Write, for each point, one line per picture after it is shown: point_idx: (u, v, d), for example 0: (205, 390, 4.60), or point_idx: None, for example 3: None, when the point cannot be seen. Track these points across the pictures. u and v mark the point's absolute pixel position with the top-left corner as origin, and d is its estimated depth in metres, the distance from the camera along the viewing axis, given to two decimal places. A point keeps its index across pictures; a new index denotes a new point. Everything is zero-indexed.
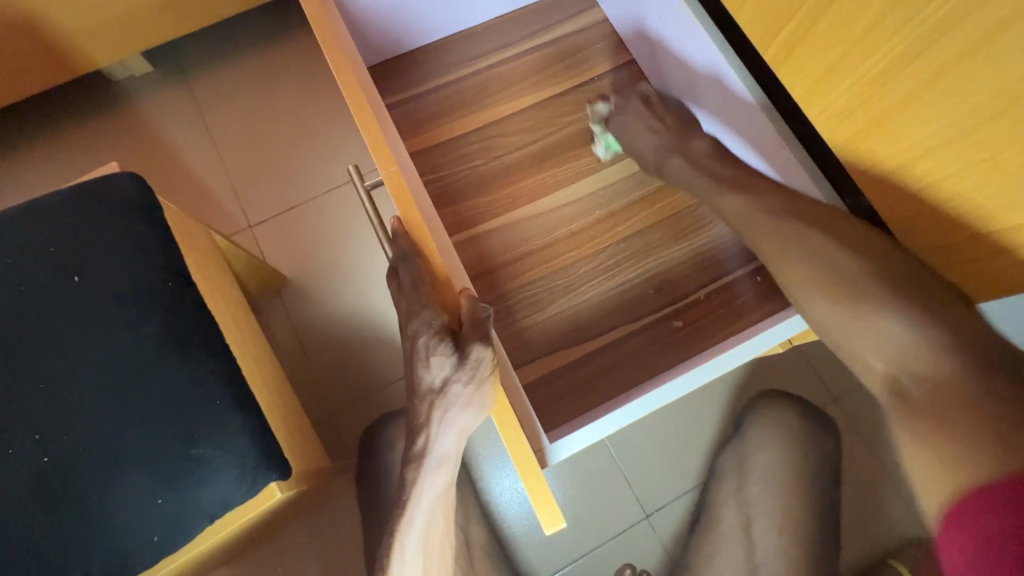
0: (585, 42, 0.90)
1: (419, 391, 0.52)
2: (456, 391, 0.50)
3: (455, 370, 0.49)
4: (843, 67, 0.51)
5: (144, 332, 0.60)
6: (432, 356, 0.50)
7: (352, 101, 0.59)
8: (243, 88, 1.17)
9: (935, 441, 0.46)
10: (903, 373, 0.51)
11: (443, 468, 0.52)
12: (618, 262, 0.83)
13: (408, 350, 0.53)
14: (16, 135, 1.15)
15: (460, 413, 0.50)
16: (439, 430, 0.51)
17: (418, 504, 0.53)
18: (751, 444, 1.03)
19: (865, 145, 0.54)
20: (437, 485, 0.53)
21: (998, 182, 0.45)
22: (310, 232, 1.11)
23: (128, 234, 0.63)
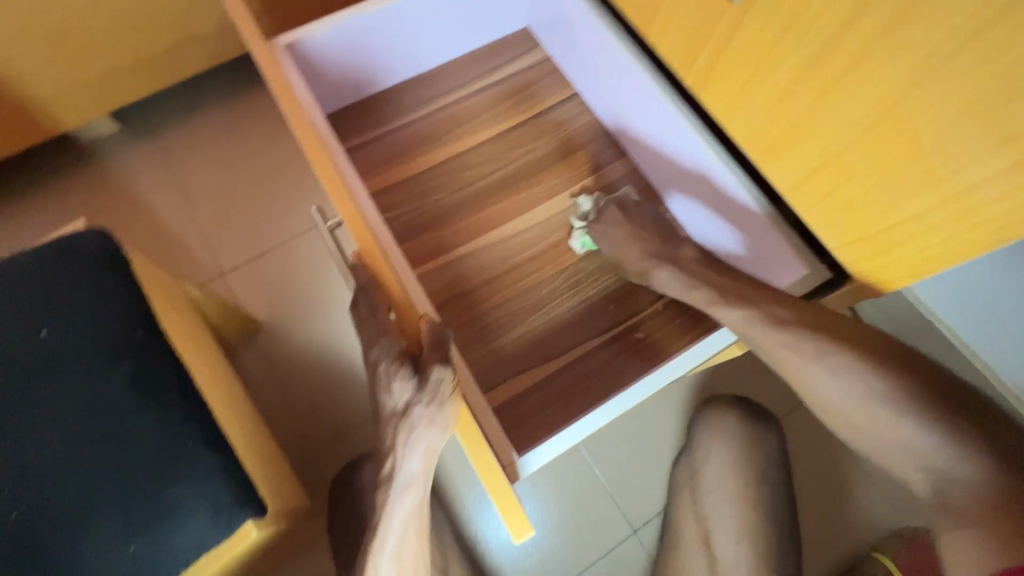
0: (534, 78, 0.97)
1: (386, 415, 0.54)
2: (418, 413, 0.51)
3: (416, 392, 0.52)
4: (751, 88, 0.57)
5: (115, 379, 0.61)
6: (394, 381, 0.53)
7: (310, 147, 0.64)
8: (211, 141, 1.21)
9: (980, 544, 0.49)
10: (943, 480, 0.54)
11: (413, 488, 0.54)
12: (578, 281, 0.87)
13: (374, 377, 0.56)
14: None
15: (421, 433, 0.52)
16: (405, 452, 0.53)
17: (390, 524, 0.55)
18: (700, 455, 1.03)
19: (779, 157, 0.59)
20: (408, 506, 0.55)
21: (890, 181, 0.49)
22: (282, 274, 1.13)
23: (97, 286, 0.65)
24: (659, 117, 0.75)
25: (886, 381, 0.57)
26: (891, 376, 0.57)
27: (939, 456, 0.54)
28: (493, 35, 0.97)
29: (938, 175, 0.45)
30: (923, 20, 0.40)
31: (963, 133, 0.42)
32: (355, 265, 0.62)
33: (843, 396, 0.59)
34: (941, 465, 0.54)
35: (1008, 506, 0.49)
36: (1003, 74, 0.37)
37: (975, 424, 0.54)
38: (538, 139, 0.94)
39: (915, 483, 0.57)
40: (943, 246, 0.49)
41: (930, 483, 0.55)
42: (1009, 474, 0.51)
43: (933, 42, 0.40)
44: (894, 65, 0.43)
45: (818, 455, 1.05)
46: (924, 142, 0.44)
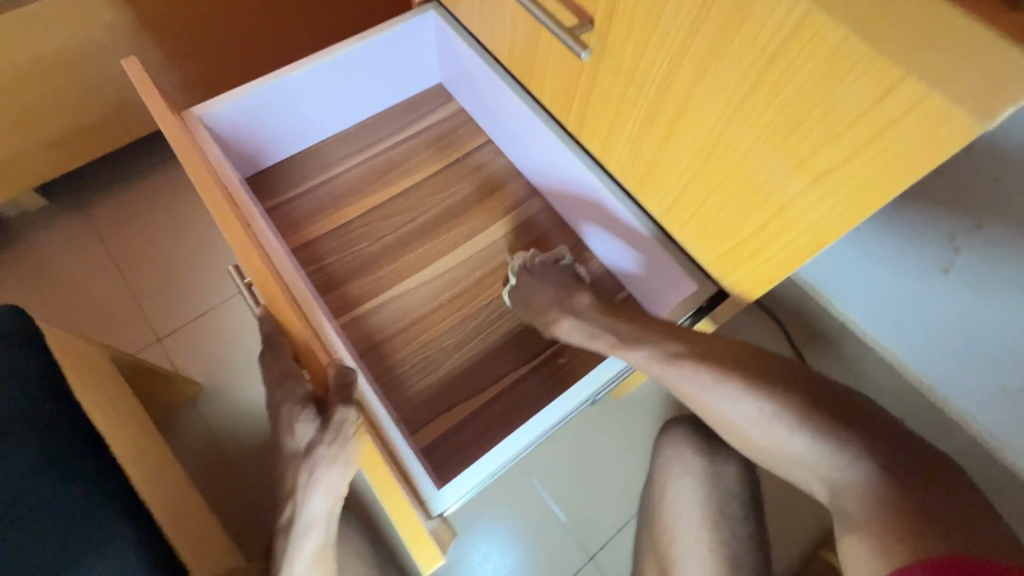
0: (449, 129, 1.03)
1: (291, 457, 0.56)
2: (321, 452, 0.54)
3: (319, 432, 0.55)
4: (616, 129, 0.64)
5: (18, 457, 0.60)
6: (298, 422, 0.56)
7: (211, 204, 0.65)
8: (142, 209, 1.23)
9: (878, 551, 0.53)
10: (834, 486, 0.58)
11: (315, 528, 0.56)
12: (500, 314, 0.91)
13: (280, 420, 0.58)
14: None
15: (321, 472, 0.54)
16: (306, 493, 0.55)
17: (292, 568, 0.56)
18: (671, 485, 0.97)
19: (646, 186, 0.66)
20: (311, 548, 0.57)
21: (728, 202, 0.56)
22: (221, 334, 1.14)
23: (1, 363, 0.64)
24: (561, 161, 0.80)
25: (800, 424, 0.59)
26: (773, 403, 0.60)
27: (820, 464, 0.58)
28: (407, 92, 1.03)
29: (763, 195, 0.52)
30: (720, 69, 0.47)
31: (769, 157, 0.49)
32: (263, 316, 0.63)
33: (755, 413, 0.61)
34: (833, 473, 0.58)
35: (887, 510, 0.54)
36: (786, 108, 0.44)
37: (854, 424, 0.58)
38: (456, 184, 1.00)
39: (812, 483, 0.60)
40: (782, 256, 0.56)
41: (824, 487, 0.59)
42: (881, 479, 0.55)
43: (733, 86, 0.47)
44: (711, 105, 0.50)
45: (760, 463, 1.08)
46: (748, 167, 0.51)
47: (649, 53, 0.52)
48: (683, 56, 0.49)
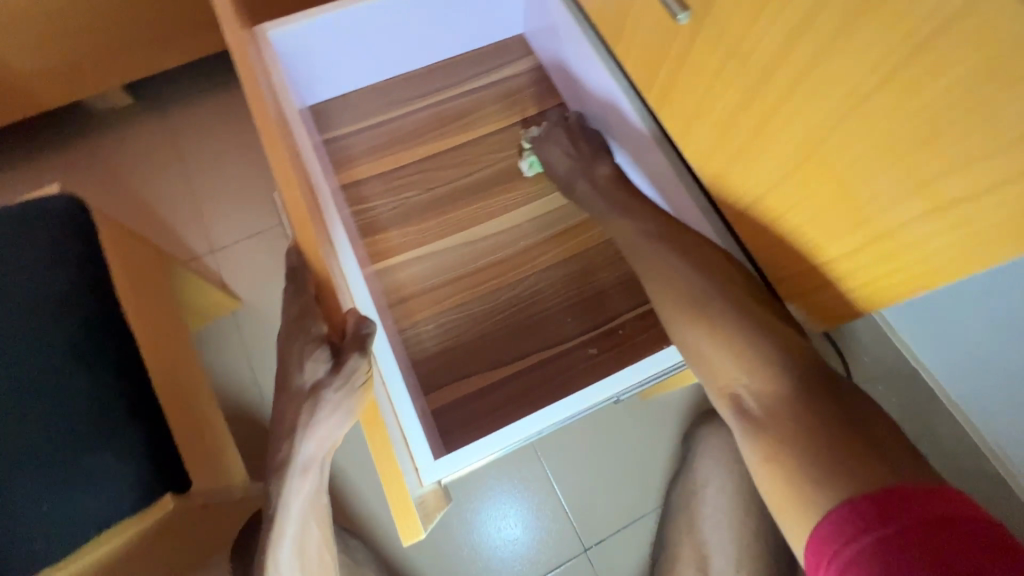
0: (522, 85, 0.97)
1: (293, 396, 0.54)
2: (332, 395, 0.52)
3: (331, 374, 0.53)
4: (703, 111, 0.56)
5: (52, 344, 0.63)
6: (307, 360, 0.53)
7: (258, 119, 0.62)
8: (215, 122, 1.25)
9: (776, 458, 0.51)
10: (742, 389, 0.56)
11: (309, 471, 0.55)
12: (537, 291, 0.86)
13: (287, 356, 0.55)
14: None
15: (325, 416, 0.53)
16: (303, 436, 0.53)
17: (289, 512, 0.56)
18: (701, 476, 1.01)
19: (725, 182, 0.59)
20: (307, 492, 0.56)
21: (822, 215, 0.49)
22: (269, 257, 1.18)
23: (50, 250, 0.66)
24: (640, 138, 0.73)
25: (724, 323, 0.58)
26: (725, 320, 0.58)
27: (745, 376, 0.56)
28: (485, 39, 0.97)
29: (864, 214, 0.45)
30: (844, 55, 0.38)
31: (887, 171, 0.41)
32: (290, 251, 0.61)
33: (683, 301, 0.61)
34: (746, 377, 0.56)
35: (802, 428, 0.51)
36: (922, 115, 0.36)
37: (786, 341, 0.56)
38: (518, 146, 0.94)
39: (718, 387, 0.58)
40: (868, 282, 0.50)
41: (729, 391, 0.57)
42: (812, 403, 0.52)
43: (857, 78, 0.39)
44: (822, 100, 0.42)
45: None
46: (852, 180, 0.44)
47: (762, 25, 0.44)
48: (801, 34, 0.41)
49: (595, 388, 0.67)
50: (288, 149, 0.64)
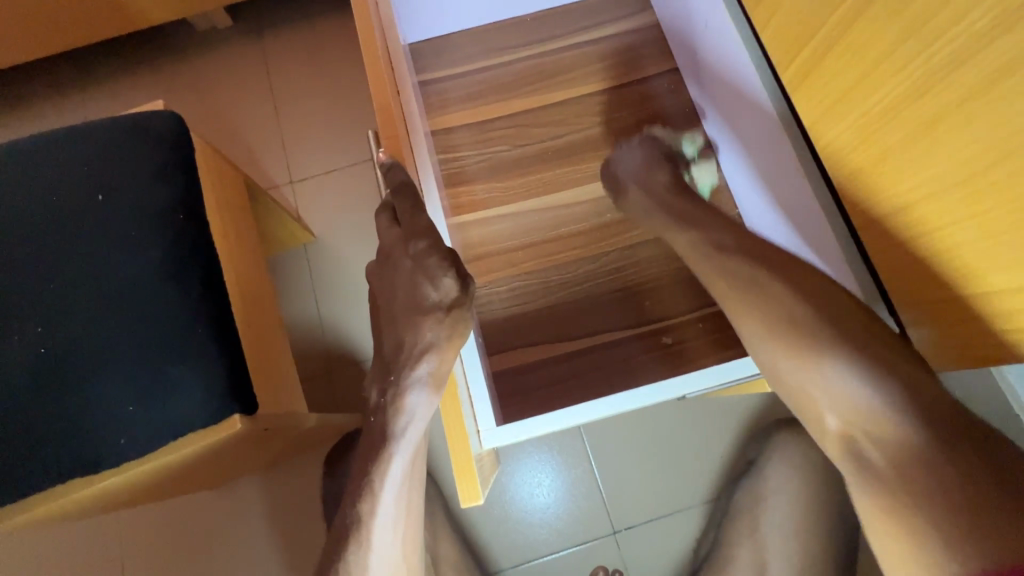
0: (632, 44, 0.89)
1: (417, 319, 0.52)
2: (462, 313, 0.52)
3: (463, 295, 0.53)
4: (856, 96, 0.49)
5: (149, 254, 0.65)
6: (443, 279, 0.51)
7: (366, 53, 0.60)
8: (310, 52, 1.25)
9: (900, 528, 0.44)
10: (860, 436, 0.48)
11: (410, 451, 0.54)
12: (617, 269, 0.81)
13: (402, 274, 0.53)
14: (96, 65, 1.25)
15: (447, 344, 0.52)
16: (404, 411, 0.52)
17: (399, 449, 0.53)
18: (769, 482, 0.94)
19: (867, 183, 0.52)
20: (417, 430, 0.53)
21: (985, 240, 0.42)
22: (347, 195, 1.19)
23: (154, 164, 0.69)
24: (758, 121, 0.64)
25: (835, 354, 0.49)
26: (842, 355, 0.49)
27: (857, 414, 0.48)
28: None
29: None
30: None
31: None
32: (382, 163, 0.57)
33: (774, 321, 0.53)
34: (861, 420, 0.48)
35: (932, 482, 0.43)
36: None
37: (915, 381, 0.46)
38: (618, 111, 0.87)
39: (829, 431, 0.50)
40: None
41: (841, 435, 0.49)
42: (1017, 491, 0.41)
43: None
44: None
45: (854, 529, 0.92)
46: None
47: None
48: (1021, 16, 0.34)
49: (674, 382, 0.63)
50: (390, 89, 0.61)
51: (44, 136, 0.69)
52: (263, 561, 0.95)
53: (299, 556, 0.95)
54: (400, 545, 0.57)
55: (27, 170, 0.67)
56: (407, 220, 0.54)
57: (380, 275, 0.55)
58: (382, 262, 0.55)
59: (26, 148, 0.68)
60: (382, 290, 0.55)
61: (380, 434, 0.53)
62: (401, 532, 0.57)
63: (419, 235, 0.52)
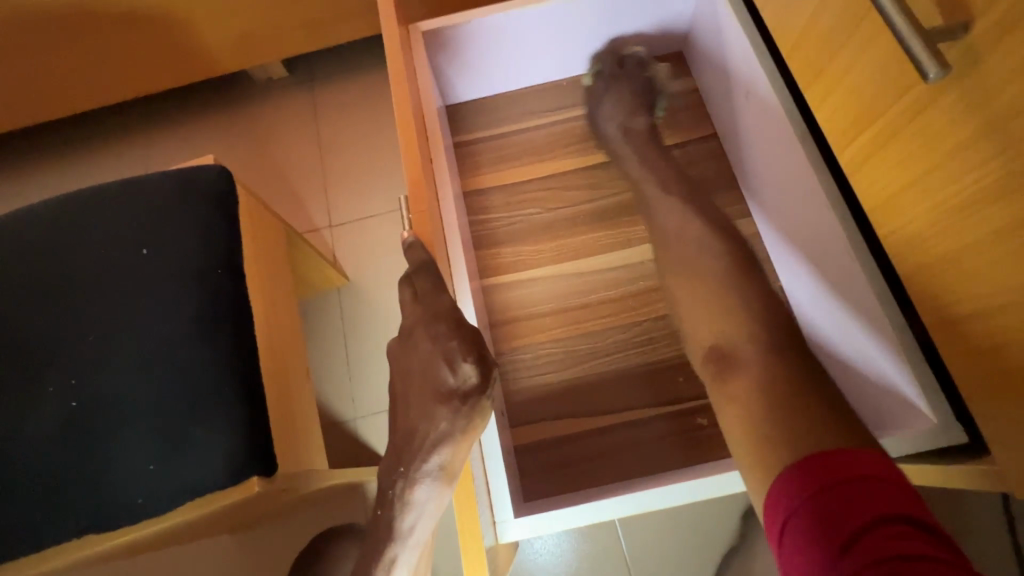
0: (672, 108, 0.88)
1: (433, 405, 0.49)
2: (480, 402, 0.50)
3: (483, 383, 0.50)
4: (927, 187, 0.46)
5: (183, 311, 0.66)
6: (461, 366, 0.49)
7: (401, 124, 0.60)
8: (354, 102, 1.30)
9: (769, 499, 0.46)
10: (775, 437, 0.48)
11: (418, 550, 0.50)
12: (650, 340, 0.78)
13: (420, 356, 0.51)
14: (156, 113, 1.33)
15: (462, 434, 0.49)
16: (411, 506, 0.49)
17: (403, 548, 0.49)
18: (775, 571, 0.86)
19: (939, 279, 0.48)
20: (424, 529, 0.50)
21: None
22: (381, 240, 1.20)
23: (197, 220, 0.70)
24: (810, 208, 0.63)
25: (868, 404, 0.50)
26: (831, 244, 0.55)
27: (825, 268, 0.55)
28: None
29: None
30: None
31: None
32: (403, 240, 0.56)
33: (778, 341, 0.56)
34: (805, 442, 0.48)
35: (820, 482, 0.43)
36: None
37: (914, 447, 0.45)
38: None
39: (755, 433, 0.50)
40: None
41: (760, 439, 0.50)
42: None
43: None
44: None
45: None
46: None
47: None
48: None
49: (709, 478, 0.59)
50: (422, 160, 0.61)
51: (97, 190, 0.72)
52: None
53: None
54: None
55: (76, 223, 0.69)
56: (428, 298, 0.52)
57: (400, 355, 0.53)
58: (402, 342, 0.53)
59: (77, 200, 0.71)
60: (401, 370, 0.53)
61: (386, 529, 0.50)
62: None
63: (442, 316, 0.51)
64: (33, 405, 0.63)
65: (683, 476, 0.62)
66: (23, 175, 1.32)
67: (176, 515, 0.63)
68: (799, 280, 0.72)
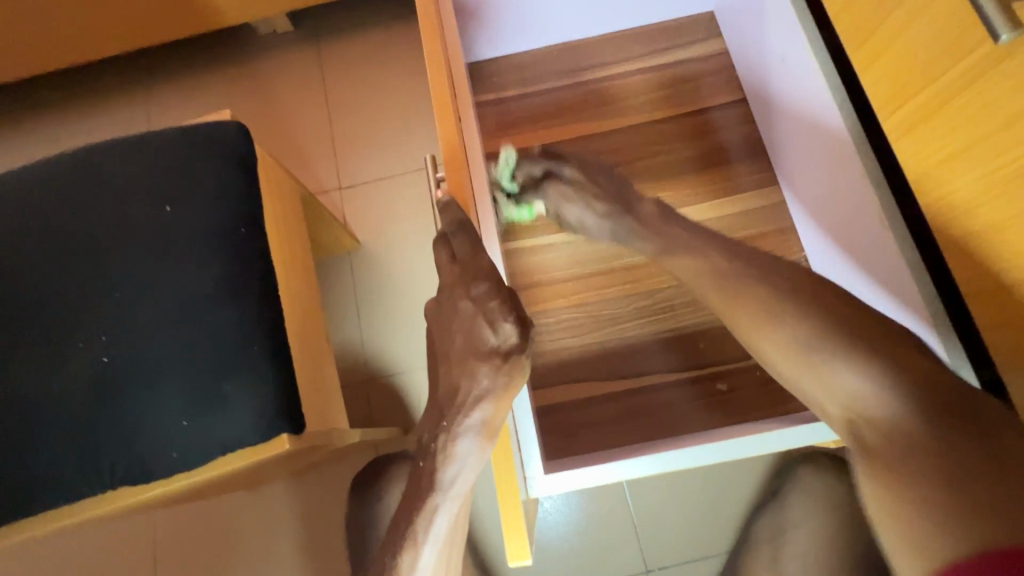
0: (698, 73, 0.86)
1: (473, 363, 0.49)
2: (520, 360, 0.49)
3: (522, 342, 0.49)
4: (980, 154, 0.46)
5: (209, 269, 0.65)
6: (501, 324, 0.49)
7: (434, 84, 0.59)
8: (365, 60, 1.26)
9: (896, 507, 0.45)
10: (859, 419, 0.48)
11: (457, 503, 0.51)
12: (671, 307, 0.78)
13: (460, 317, 0.51)
14: (158, 67, 1.28)
15: (502, 391, 0.49)
16: (453, 460, 0.50)
17: (441, 503, 0.50)
18: (789, 515, 0.85)
19: (981, 248, 0.48)
20: (463, 486, 0.51)
21: None
22: (392, 203, 1.19)
23: (219, 177, 0.69)
24: (838, 169, 0.63)
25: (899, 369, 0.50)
26: (930, 381, 0.47)
27: (860, 397, 0.48)
28: (664, 15, 0.86)
29: None
30: None
31: None
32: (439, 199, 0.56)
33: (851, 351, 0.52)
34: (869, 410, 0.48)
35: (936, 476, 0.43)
36: None
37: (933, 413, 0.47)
38: (679, 142, 0.84)
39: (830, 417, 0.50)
40: None
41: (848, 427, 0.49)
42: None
43: None
44: None
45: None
46: None
47: None
48: None
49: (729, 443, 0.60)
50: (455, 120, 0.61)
51: (113, 146, 0.70)
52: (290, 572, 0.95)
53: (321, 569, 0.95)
54: None
55: (98, 177, 0.68)
56: (465, 260, 0.52)
57: (439, 315, 0.53)
58: (441, 301, 0.54)
59: (96, 155, 0.69)
60: (440, 332, 0.53)
61: (427, 483, 0.51)
62: None
63: (481, 278, 0.50)
64: (63, 360, 0.63)
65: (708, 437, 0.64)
66: (24, 130, 1.28)
67: (207, 470, 0.63)
68: (818, 243, 0.73)
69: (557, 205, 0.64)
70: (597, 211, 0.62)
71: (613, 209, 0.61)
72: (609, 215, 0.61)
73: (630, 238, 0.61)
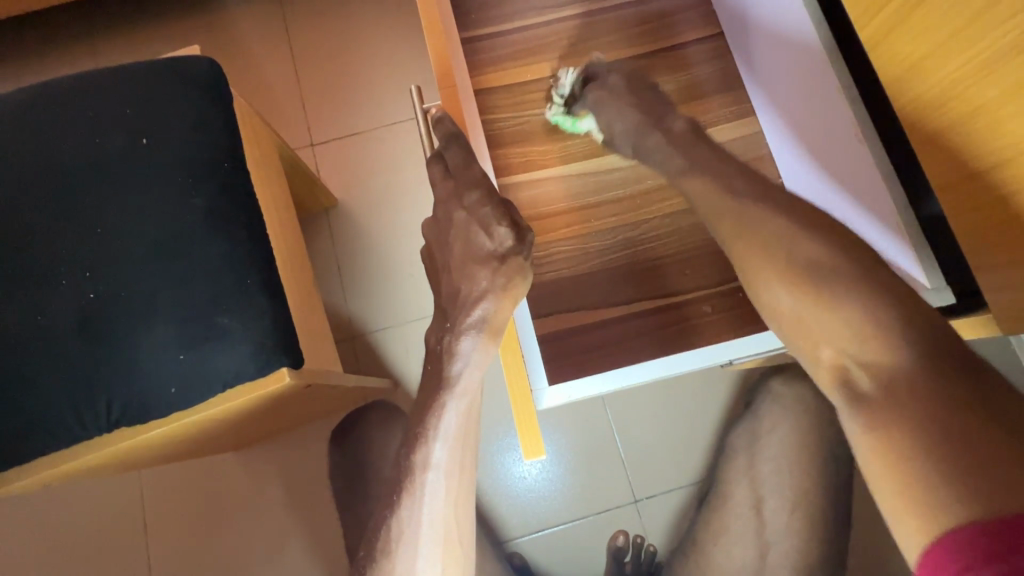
0: (677, 5, 0.82)
1: (473, 267, 0.50)
2: (517, 263, 0.50)
3: (519, 244, 0.50)
4: (943, 55, 0.50)
5: (194, 202, 0.63)
6: (494, 229, 0.50)
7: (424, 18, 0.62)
8: (333, 8, 1.21)
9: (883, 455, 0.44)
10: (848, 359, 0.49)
11: (465, 400, 0.52)
12: (659, 235, 0.76)
13: (456, 227, 0.51)
14: (107, 15, 1.20)
15: (502, 292, 0.50)
16: (458, 357, 0.51)
17: (451, 398, 0.51)
18: (764, 423, 0.96)
19: (950, 143, 0.53)
20: (471, 384, 0.52)
21: None
22: (368, 157, 1.16)
23: (193, 109, 0.66)
24: (810, 86, 0.67)
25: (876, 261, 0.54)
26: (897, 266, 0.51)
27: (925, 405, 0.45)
28: None
29: None
30: None
31: None
32: (433, 118, 0.59)
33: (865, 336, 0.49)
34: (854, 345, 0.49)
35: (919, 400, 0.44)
36: None
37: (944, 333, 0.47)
38: (663, 75, 0.80)
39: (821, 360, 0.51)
40: None
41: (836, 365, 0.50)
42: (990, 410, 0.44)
43: None
44: None
45: (869, 497, 0.94)
46: None
47: None
48: None
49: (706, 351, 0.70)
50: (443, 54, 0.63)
51: (79, 79, 0.66)
52: (289, 523, 0.95)
53: (320, 517, 0.96)
54: (448, 507, 0.53)
55: (65, 113, 0.65)
56: (460, 174, 0.52)
57: (438, 232, 0.54)
58: (438, 218, 0.54)
59: (62, 90, 0.66)
60: (440, 245, 0.54)
61: (436, 381, 0.52)
62: (450, 496, 0.53)
63: (475, 186, 0.51)
64: (46, 298, 0.61)
65: (688, 349, 0.72)
66: None
67: (203, 406, 0.62)
68: (785, 161, 0.76)
69: (598, 107, 0.72)
70: (631, 116, 0.68)
71: (642, 118, 0.68)
72: (643, 121, 0.68)
73: (661, 152, 0.66)
